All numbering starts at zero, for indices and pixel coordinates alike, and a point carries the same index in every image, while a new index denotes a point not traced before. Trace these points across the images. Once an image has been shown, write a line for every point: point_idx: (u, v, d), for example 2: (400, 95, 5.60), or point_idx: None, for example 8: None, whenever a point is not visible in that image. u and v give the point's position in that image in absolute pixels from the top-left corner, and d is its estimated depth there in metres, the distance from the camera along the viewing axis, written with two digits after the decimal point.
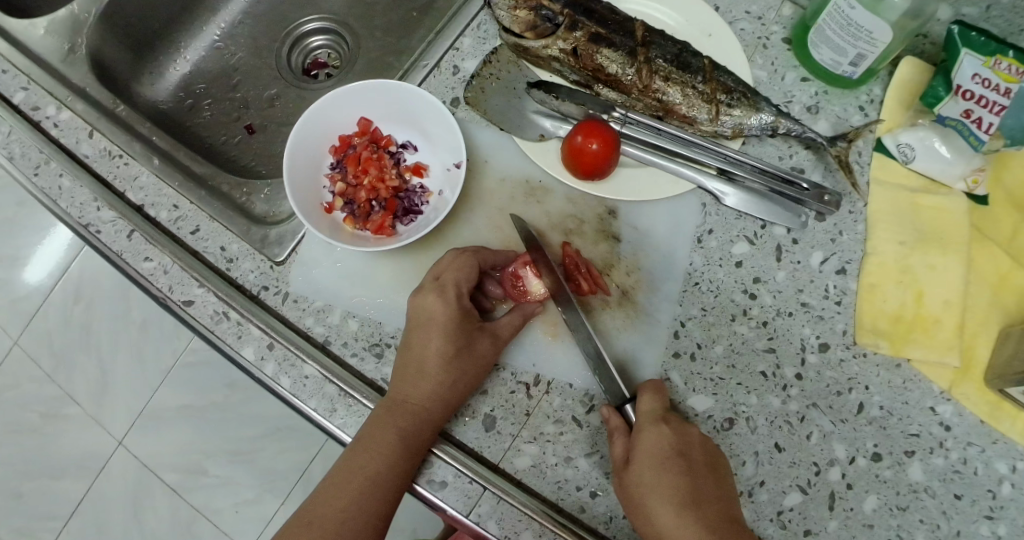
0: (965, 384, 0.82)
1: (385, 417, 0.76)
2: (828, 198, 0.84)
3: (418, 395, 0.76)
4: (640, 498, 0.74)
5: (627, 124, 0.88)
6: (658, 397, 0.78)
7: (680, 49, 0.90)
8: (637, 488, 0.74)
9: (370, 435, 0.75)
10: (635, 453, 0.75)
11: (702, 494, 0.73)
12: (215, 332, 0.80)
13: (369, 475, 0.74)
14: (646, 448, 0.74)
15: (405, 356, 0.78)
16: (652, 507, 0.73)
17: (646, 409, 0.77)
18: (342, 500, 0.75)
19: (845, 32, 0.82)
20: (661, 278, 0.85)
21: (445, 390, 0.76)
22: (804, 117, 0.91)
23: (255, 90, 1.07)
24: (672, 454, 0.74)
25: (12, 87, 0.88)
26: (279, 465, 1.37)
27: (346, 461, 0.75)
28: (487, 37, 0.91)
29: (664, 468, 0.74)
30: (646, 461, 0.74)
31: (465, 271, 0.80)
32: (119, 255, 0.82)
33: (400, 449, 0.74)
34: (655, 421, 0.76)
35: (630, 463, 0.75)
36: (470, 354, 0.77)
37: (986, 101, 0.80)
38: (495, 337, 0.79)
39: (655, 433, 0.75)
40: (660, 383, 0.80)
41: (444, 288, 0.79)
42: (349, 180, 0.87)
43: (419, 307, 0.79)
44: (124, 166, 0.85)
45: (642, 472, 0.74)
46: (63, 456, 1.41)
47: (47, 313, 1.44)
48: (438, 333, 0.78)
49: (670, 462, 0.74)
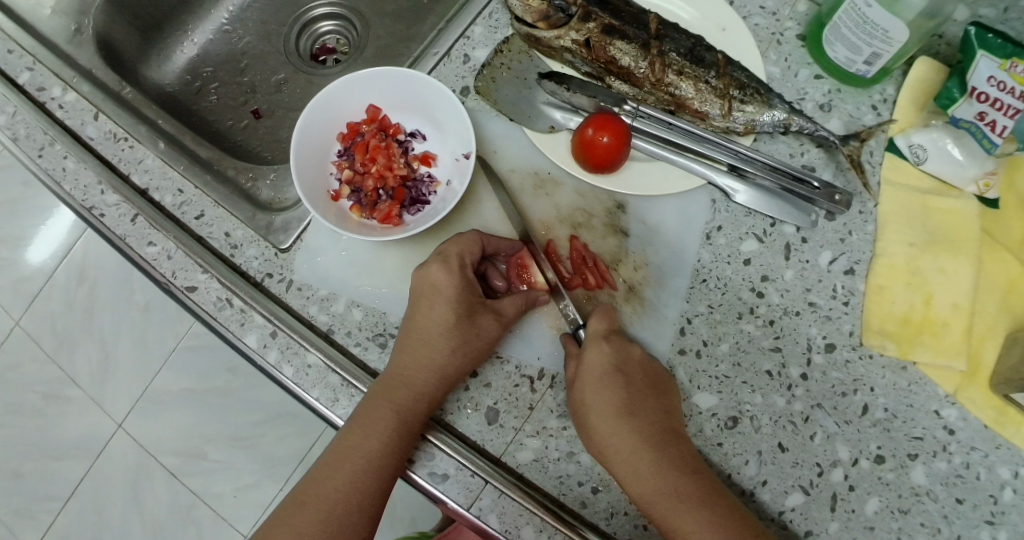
0: (971, 388, 0.82)
1: (384, 391, 0.76)
2: (839, 197, 0.84)
3: (419, 370, 0.76)
4: (582, 411, 0.77)
5: (638, 118, 0.88)
6: (605, 319, 0.81)
7: (693, 42, 0.89)
8: (580, 403, 0.77)
9: (369, 408, 0.75)
10: (580, 370, 0.78)
11: (641, 407, 0.77)
12: (218, 319, 0.79)
13: (366, 451, 0.74)
14: (589, 365, 0.78)
15: (406, 328, 0.79)
16: (592, 419, 0.77)
17: (593, 329, 0.80)
18: (338, 478, 0.75)
19: (861, 30, 0.82)
20: (668, 274, 0.85)
21: (446, 364, 0.76)
22: (816, 115, 0.90)
23: (263, 74, 1.06)
24: (612, 370, 0.78)
25: (18, 66, 0.86)
26: (279, 452, 1.37)
27: (343, 437, 0.75)
28: (498, 26, 0.90)
29: (603, 382, 0.78)
30: (587, 378, 0.78)
31: (469, 244, 0.80)
32: (122, 239, 0.81)
33: (399, 424, 0.74)
34: (598, 339, 0.79)
35: (576, 379, 0.78)
36: (472, 328, 0.77)
37: (1001, 104, 0.80)
38: (498, 314, 0.79)
39: (597, 352, 0.78)
40: (610, 307, 0.83)
41: (448, 259, 0.79)
42: (356, 168, 0.86)
43: (423, 278, 0.79)
44: (129, 150, 0.84)
45: (585, 387, 0.78)
46: (63, 438, 1.40)
47: (49, 295, 1.44)
48: (441, 305, 0.78)
49: (610, 377, 0.78)
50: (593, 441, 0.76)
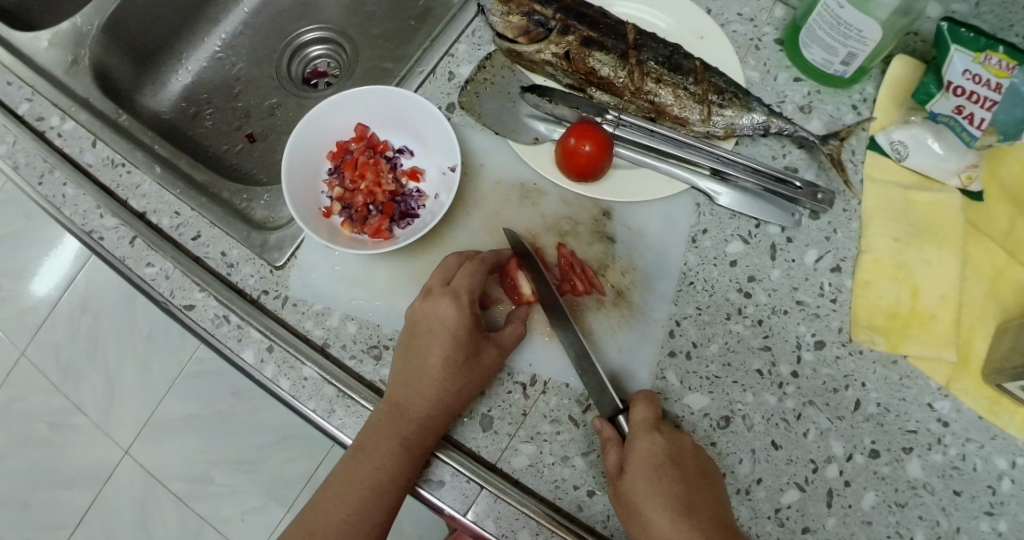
0: (962, 379, 0.82)
1: (391, 425, 0.76)
2: (821, 196, 0.85)
3: (425, 403, 0.76)
4: (635, 506, 0.73)
5: (620, 126, 0.90)
6: (650, 406, 0.78)
7: (671, 51, 0.91)
8: (632, 495, 0.74)
9: (374, 441, 0.76)
10: (629, 460, 0.75)
11: (695, 499, 0.74)
12: (216, 336, 0.81)
13: (373, 484, 0.75)
14: (640, 457, 0.74)
15: (410, 357, 0.79)
16: (649, 515, 0.73)
17: (638, 418, 0.77)
18: (344, 509, 0.76)
19: (835, 32, 0.83)
20: (656, 278, 0.86)
21: (452, 397, 0.77)
22: (797, 116, 0.91)
23: (256, 99, 1.09)
24: (666, 461, 0.75)
25: (17, 98, 0.89)
26: (285, 472, 1.38)
27: (350, 467, 0.76)
28: (481, 43, 0.92)
29: (656, 475, 0.74)
30: (640, 469, 0.74)
31: (477, 275, 0.81)
32: (121, 261, 0.83)
33: (406, 458, 0.75)
34: (647, 430, 0.76)
35: (625, 470, 0.75)
36: (476, 363, 0.78)
37: (977, 97, 0.81)
38: (501, 347, 0.80)
39: (649, 441, 0.75)
40: (652, 393, 0.80)
41: (458, 294, 0.79)
42: (346, 185, 0.88)
43: (432, 311, 0.79)
44: (126, 175, 0.87)
45: (637, 478, 0.74)
46: (72, 466, 1.42)
47: (54, 324, 1.46)
48: (447, 338, 0.78)
49: (664, 469, 0.74)
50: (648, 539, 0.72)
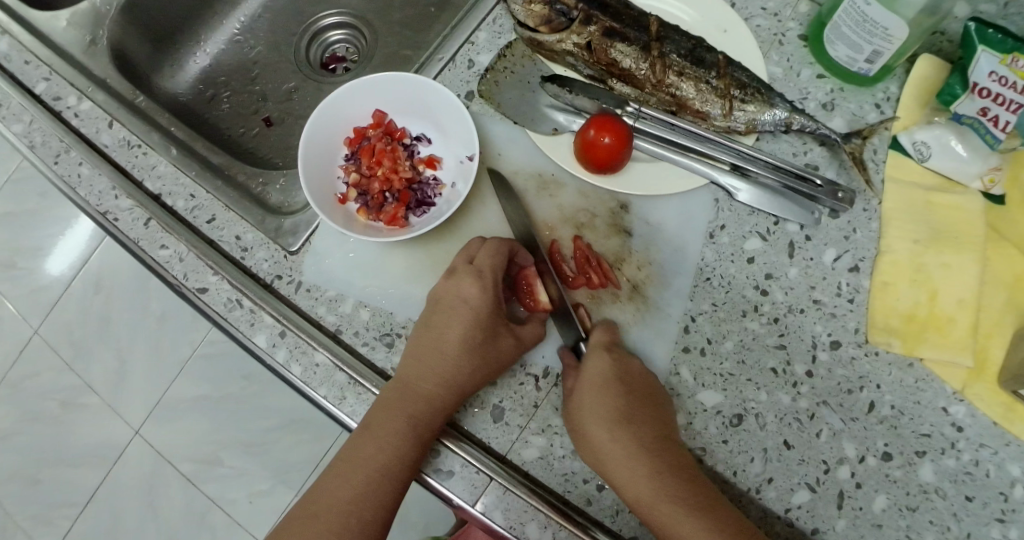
0: (978, 385, 0.81)
1: (403, 400, 0.76)
2: (842, 195, 0.84)
3: (440, 380, 0.77)
4: (579, 420, 0.78)
5: (640, 119, 0.88)
6: (608, 332, 0.82)
7: (694, 44, 0.90)
8: (576, 411, 0.78)
9: (385, 413, 0.76)
10: (579, 379, 0.79)
11: (639, 417, 0.77)
12: (228, 320, 0.81)
13: (379, 461, 0.75)
14: (589, 373, 0.78)
15: (425, 336, 0.80)
16: (590, 426, 0.77)
17: (593, 342, 0.81)
18: (349, 489, 0.75)
19: (860, 29, 0.82)
20: (671, 273, 0.85)
21: (465, 378, 0.77)
22: (819, 114, 0.90)
23: (274, 83, 1.09)
24: (613, 379, 0.78)
25: (35, 77, 0.89)
26: (292, 458, 1.38)
27: (357, 445, 0.76)
28: (501, 32, 0.91)
29: (601, 389, 0.78)
30: (586, 385, 0.78)
31: (499, 259, 0.82)
32: (136, 243, 0.83)
33: (414, 437, 0.75)
34: (599, 350, 0.80)
35: (574, 389, 0.79)
36: (494, 345, 0.78)
37: (1003, 99, 0.80)
38: (518, 339, 0.80)
39: (597, 361, 0.79)
40: (613, 323, 0.84)
41: (481, 275, 0.81)
42: (363, 171, 0.88)
43: (454, 288, 0.81)
44: (142, 156, 0.86)
45: (583, 396, 0.78)
46: (81, 445, 1.43)
47: (67, 304, 1.47)
48: (466, 320, 0.80)
49: (610, 385, 0.78)
50: (589, 451, 0.77)
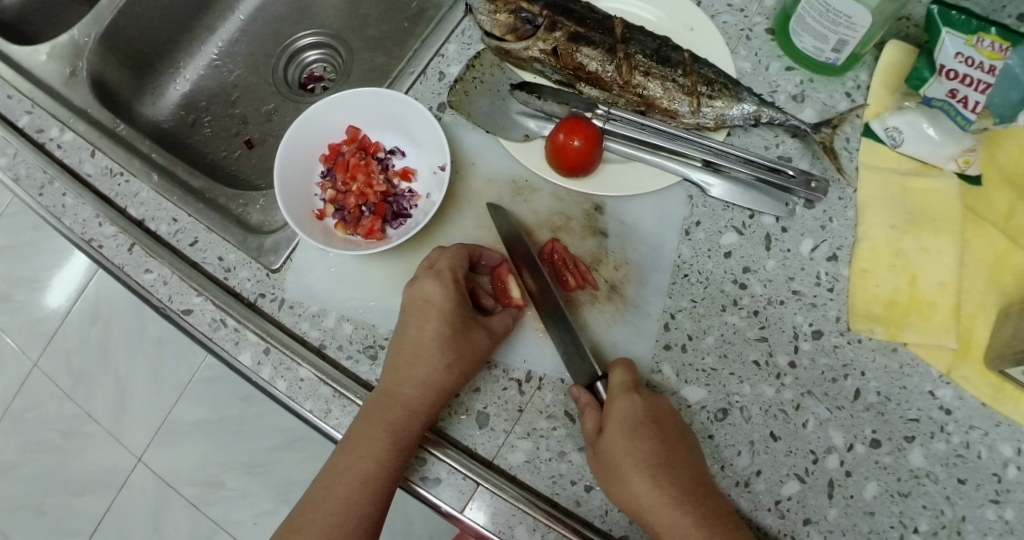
0: (964, 366, 0.81)
1: (379, 409, 0.77)
2: (815, 185, 0.84)
3: (413, 384, 0.77)
4: (614, 465, 0.74)
5: (610, 120, 0.89)
6: (629, 371, 0.79)
7: (659, 44, 0.91)
8: (610, 455, 0.75)
9: (364, 424, 0.76)
10: (606, 422, 0.76)
11: (675, 459, 0.74)
12: (214, 339, 0.82)
13: (361, 470, 0.75)
14: (618, 415, 0.75)
15: (399, 343, 0.80)
16: (628, 474, 0.74)
17: (617, 382, 0.78)
18: (333, 501, 0.75)
19: (824, 19, 0.83)
20: (649, 271, 0.86)
21: (441, 379, 0.77)
22: (790, 106, 0.90)
23: (254, 105, 1.11)
24: (643, 419, 0.75)
25: (17, 111, 0.91)
26: (295, 477, 1.39)
27: (340, 457, 0.77)
28: (471, 43, 0.93)
29: (634, 435, 0.74)
30: (617, 431, 0.75)
31: (458, 257, 0.82)
32: (120, 268, 0.85)
33: (393, 442, 0.75)
34: (626, 391, 0.77)
35: (603, 432, 0.76)
36: (464, 342, 0.78)
37: (970, 80, 0.81)
38: (489, 330, 0.80)
39: (627, 402, 0.76)
40: (630, 360, 0.81)
41: (441, 274, 0.81)
42: (338, 187, 0.89)
43: (418, 292, 0.80)
44: (125, 183, 0.88)
45: (615, 439, 0.75)
46: (85, 473, 1.45)
47: (66, 334, 1.49)
48: (433, 319, 0.79)
49: (643, 429, 0.75)
50: (628, 499, 0.73)
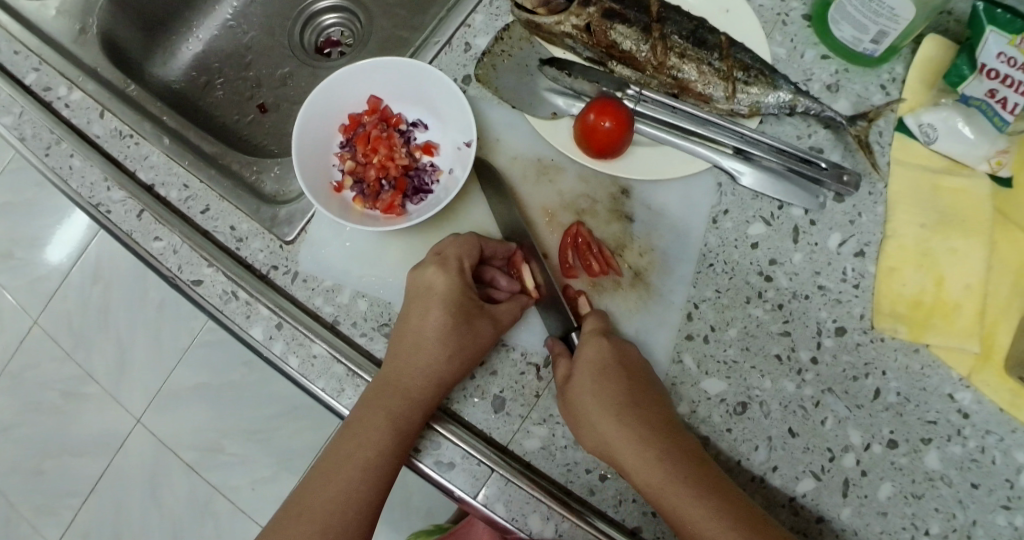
0: (985, 371, 0.80)
1: (381, 397, 0.75)
2: (847, 178, 0.82)
3: (416, 374, 0.75)
4: (581, 408, 0.75)
5: (641, 102, 0.87)
6: (602, 317, 0.80)
7: (695, 25, 0.88)
8: (578, 399, 0.76)
9: (365, 412, 0.75)
10: (576, 365, 0.77)
11: (643, 400, 0.75)
12: (224, 312, 0.79)
13: (363, 457, 0.74)
14: (587, 358, 0.76)
15: (402, 331, 0.78)
16: (594, 415, 0.75)
17: (588, 328, 0.79)
18: (333, 488, 0.74)
19: (866, 8, 0.80)
20: (674, 259, 0.84)
21: (445, 369, 0.75)
22: (823, 95, 0.88)
23: (268, 69, 1.07)
24: (611, 362, 0.76)
25: (24, 67, 0.87)
26: (294, 446, 1.37)
27: (341, 444, 0.75)
28: (499, 14, 0.89)
29: (602, 379, 0.76)
30: (585, 375, 0.76)
31: (466, 246, 0.80)
32: (129, 235, 0.82)
33: (395, 431, 0.73)
34: (595, 335, 0.78)
35: (571, 377, 0.77)
36: (469, 332, 0.76)
37: (1011, 81, 0.77)
38: (495, 321, 0.78)
39: (595, 345, 0.77)
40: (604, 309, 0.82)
41: (446, 262, 0.78)
42: (358, 159, 0.87)
43: (421, 279, 0.78)
44: (135, 146, 0.85)
45: (583, 382, 0.76)
46: (83, 435, 1.42)
47: (66, 294, 1.45)
48: (437, 307, 0.77)
49: (610, 371, 0.76)
50: (596, 440, 0.74)
